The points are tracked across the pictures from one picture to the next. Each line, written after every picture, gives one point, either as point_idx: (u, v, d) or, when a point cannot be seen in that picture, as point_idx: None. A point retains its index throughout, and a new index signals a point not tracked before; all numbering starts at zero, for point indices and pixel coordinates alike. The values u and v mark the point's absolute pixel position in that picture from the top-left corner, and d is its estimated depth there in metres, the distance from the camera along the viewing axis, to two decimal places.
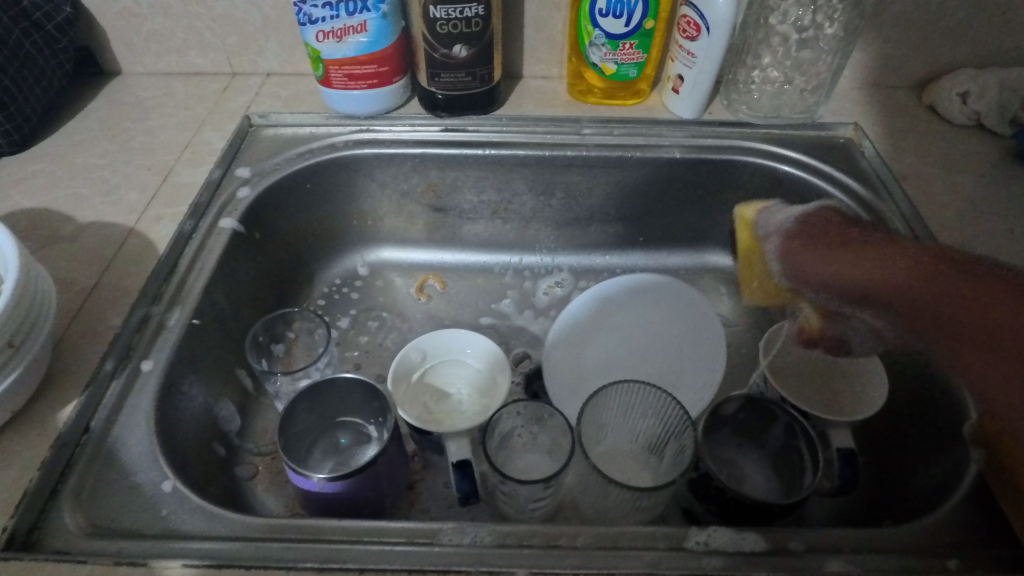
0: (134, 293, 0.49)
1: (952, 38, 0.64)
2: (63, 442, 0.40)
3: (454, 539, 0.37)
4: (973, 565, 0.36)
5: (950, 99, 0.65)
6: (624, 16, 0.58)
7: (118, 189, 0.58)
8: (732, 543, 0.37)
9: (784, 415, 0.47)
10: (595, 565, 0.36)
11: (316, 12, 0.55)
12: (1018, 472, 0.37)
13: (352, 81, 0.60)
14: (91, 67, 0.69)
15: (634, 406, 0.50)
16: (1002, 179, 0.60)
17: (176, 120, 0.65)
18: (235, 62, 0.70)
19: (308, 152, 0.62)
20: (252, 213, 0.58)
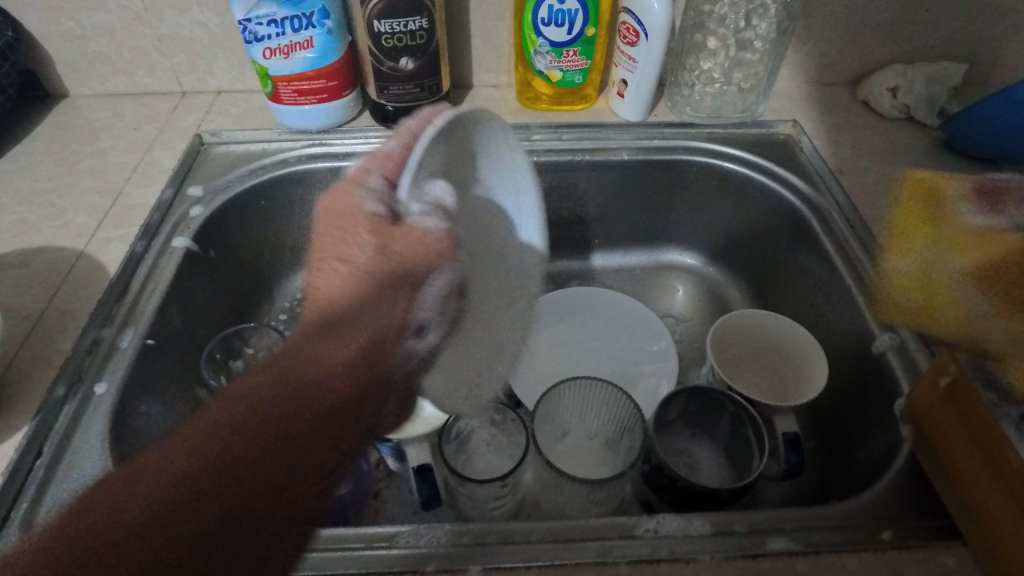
0: (85, 317, 0.48)
1: (880, 36, 0.67)
2: (14, 469, 0.40)
3: (411, 541, 0.38)
4: (906, 535, 0.38)
5: (881, 94, 0.67)
6: (565, 25, 0.59)
7: (67, 212, 0.57)
8: (680, 528, 0.38)
9: (731, 404, 0.49)
10: (548, 558, 0.37)
11: (261, 29, 0.55)
12: (947, 451, 0.38)
13: (301, 96, 0.61)
14: (36, 90, 0.69)
15: (589, 404, 0.52)
16: (931, 169, 0.63)
17: (126, 141, 0.65)
18: (184, 81, 0.70)
19: (260, 168, 0.62)
20: (205, 231, 0.58)
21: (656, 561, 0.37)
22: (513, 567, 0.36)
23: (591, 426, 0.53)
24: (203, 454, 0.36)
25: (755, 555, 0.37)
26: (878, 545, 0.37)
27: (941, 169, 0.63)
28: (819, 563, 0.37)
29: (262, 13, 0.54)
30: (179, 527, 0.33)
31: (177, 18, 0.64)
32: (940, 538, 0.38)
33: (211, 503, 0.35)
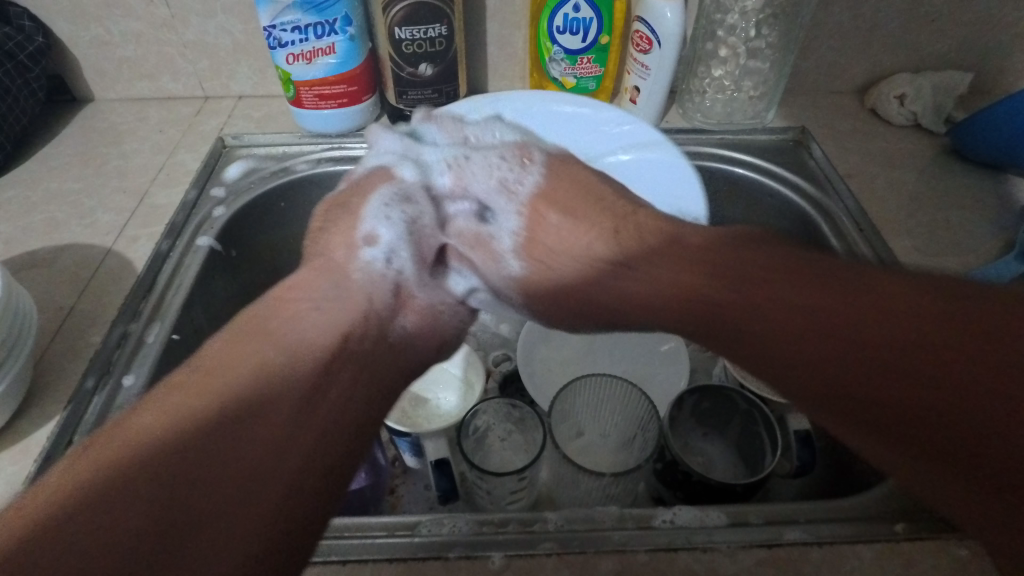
0: (113, 312, 0.50)
1: (887, 46, 0.68)
2: (47, 457, 0.41)
3: (434, 529, 0.38)
4: (918, 527, 0.39)
5: (889, 101, 0.69)
6: (580, 33, 0.61)
7: (94, 212, 0.59)
8: (695, 519, 0.39)
9: (744, 402, 0.50)
10: (569, 546, 0.38)
11: (285, 36, 0.57)
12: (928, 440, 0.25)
13: (322, 101, 0.62)
14: (63, 94, 0.71)
15: (603, 402, 0.53)
16: (938, 174, 0.64)
17: (150, 144, 0.67)
18: (207, 86, 0.71)
19: (282, 170, 0.64)
20: (228, 231, 0.59)
21: (674, 550, 0.38)
22: (534, 554, 0.37)
23: (604, 424, 0.54)
24: (221, 407, 0.31)
25: (769, 545, 0.38)
26: (891, 537, 0.38)
27: (947, 175, 0.64)
28: (833, 553, 0.38)
29: (287, 20, 0.56)
30: (205, 492, 0.27)
31: (203, 25, 0.65)
32: (953, 531, 0.39)
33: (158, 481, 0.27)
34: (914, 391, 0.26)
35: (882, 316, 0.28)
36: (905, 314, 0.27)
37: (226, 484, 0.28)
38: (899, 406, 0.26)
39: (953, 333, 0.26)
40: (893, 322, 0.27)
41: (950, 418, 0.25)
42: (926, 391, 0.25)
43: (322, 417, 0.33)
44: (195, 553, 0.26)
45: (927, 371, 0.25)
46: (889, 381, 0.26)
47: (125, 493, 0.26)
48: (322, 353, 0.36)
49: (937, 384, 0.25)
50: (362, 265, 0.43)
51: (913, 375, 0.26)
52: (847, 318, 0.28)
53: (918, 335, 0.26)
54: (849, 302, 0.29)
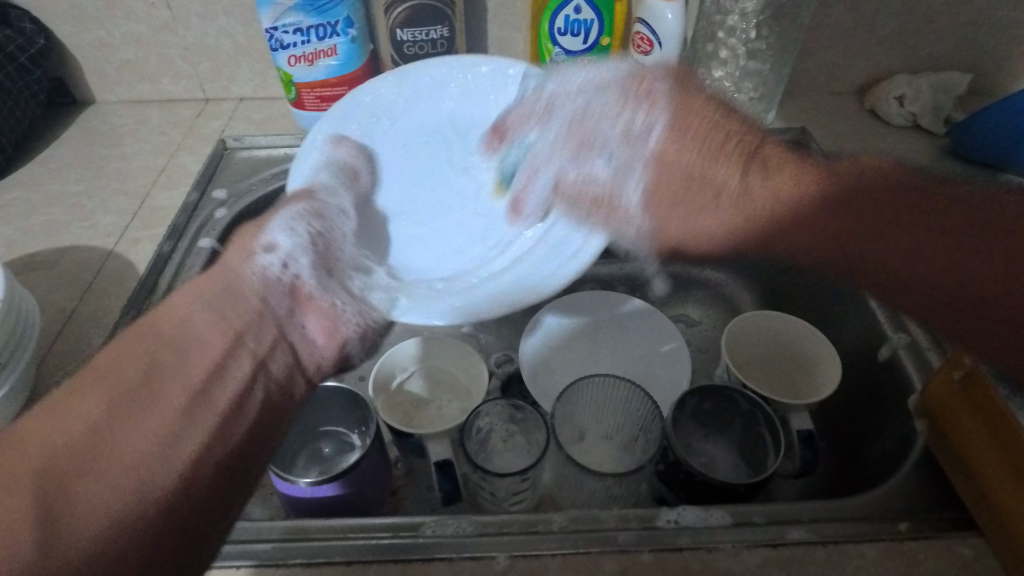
0: (115, 314, 0.50)
1: (886, 47, 0.69)
2: None
3: (438, 530, 0.38)
4: (921, 526, 0.39)
5: (888, 102, 0.69)
6: (581, 34, 0.61)
7: (95, 214, 0.59)
8: (700, 519, 0.39)
9: (745, 402, 0.50)
10: (573, 546, 0.38)
11: (287, 37, 0.57)
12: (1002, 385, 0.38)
13: (323, 103, 0.62)
14: (64, 97, 0.71)
15: (605, 404, 0.53)
16: (938, 174, 0.64)
17: (151, 146, 0.67)
18: (208, 88, 0.71)
19: (283, 172, 0.64)
20: (229, 232, 0.59)
21: (679, 550, 0.38)
22: (539, 555, 0.37)
23: (607, 425, 0.54)
24: (105, 409, 0.31)
25: (773, 545, 0.38)
26: (895, 536, 0.38)
27: (947, 175, 0.64)
28: (837, 552, 0.38)
29: (289, 22, 0.56)
30: (95, 476, 0.29)
31: (204, 28, 0.65)
32: (955, 529, 0.39)
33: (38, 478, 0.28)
34: (954, 284, 0.38)
35: (958, 230, 0.39)
36: (936, 224, 0.40)
37: (154, 503, 0.30)
38: (966, 279, 0.38)
39: (946, 208, 0.40)
40: (907, 269, 0.40)
41: (946, 280, 0.39)
42: (881, 264, 0.41)
43: (255, 423, 0.36)
44: (88, 496, 0.28)
45: (979, 261, 0.38)
46: (876, 278, 0.41)
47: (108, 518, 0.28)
48: (219, 353, 0.37)
49: (971, 273, 0.38)
50: (257, 269, 0.43)
51: (992, 271, 0.38)
52: (949, 226, 0.39)
53: (908, 243, 0.40)
54: (869, 239, 0.41)
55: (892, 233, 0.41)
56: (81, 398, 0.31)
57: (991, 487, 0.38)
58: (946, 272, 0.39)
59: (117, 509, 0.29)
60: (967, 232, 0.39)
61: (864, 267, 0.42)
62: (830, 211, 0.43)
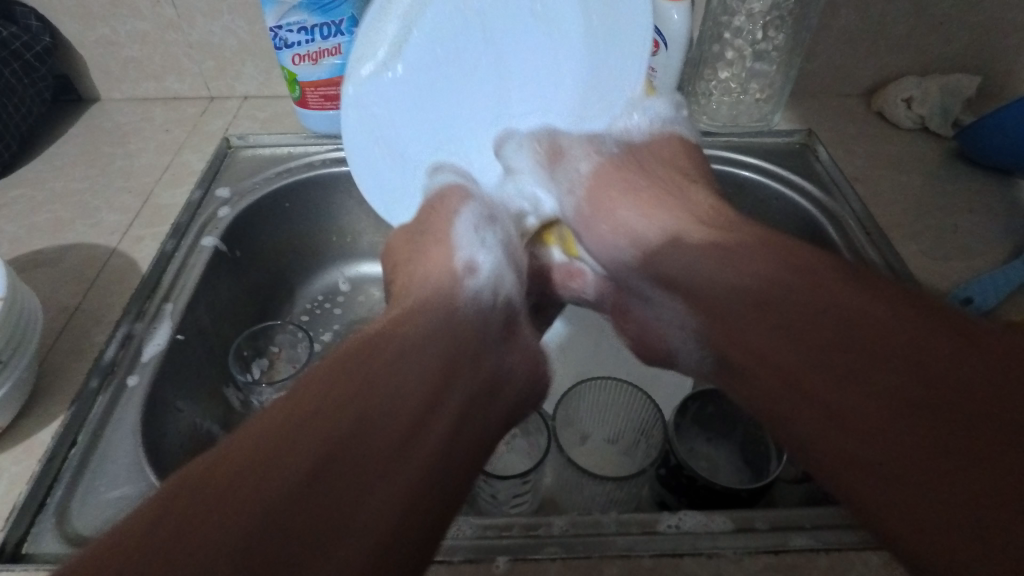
0: (117, 312, 0.50)
1: (894, 49, 0.68)
2: (51, 456, 0.41)
3: (437, 532, 0.38)
4: None
5: (896, 105, 0.69)
6: None
7: (99, 211, 0.59)
8: (701, 524, 0.39)
9: (747, 406, 0.50)
10: (572, 550, 0.37)
11: (291, 36, 0.57)
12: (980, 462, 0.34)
13: (328, 102, 0.62)
14: (69, 94, 0.71)
15: (607, 407, 0.53)
16: (945, 178, 0.64)
17: (155, 144, 0.67)
18: (212, 86, 0.71)
19: (286, 171, 0.64)
20: (232, 231, 0.59)
21: (679, 556, 0.37)
22: (538, 559, 0.37)
23: (608, 429, 0.53)
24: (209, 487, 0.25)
25: (775, 551, 0.37)
26: None
27: (955, 178, 0.64)
28: (839, 560, 0.37)
29: (292, 20, 0.56)
30: (355, 481, 0.27)
31: (208, 26, 0.65)
32: None
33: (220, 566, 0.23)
34: (907, 413, 0.30)
35: (902, 363, 0.31)
36: (874, 373, 0.32)
37: (359, 414, 0.29)
38: (851, 422, 0.31)
39: (964, 391, 0.29)
40: (812, 371, 0.34)
41: (885, 435, 0.30)
42: (873, 392, 0.31)
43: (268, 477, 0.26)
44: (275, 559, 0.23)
45: (905, 408, 0.30)
46: (829, 406, 0.33)
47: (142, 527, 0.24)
48: None
49: (889, 389, 0.31)
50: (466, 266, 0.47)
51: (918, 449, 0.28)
52: (880, 372, 0.31)
53: (809, 360, 0.35)
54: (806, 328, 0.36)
55: (853, 369, 0.32)
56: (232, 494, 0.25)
57: None
58: (873, 436, 0.30)
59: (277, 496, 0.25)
60: (919, 336, 0.32)
61: (733, 356, 0.40)
62: (825, 319, 0.35)
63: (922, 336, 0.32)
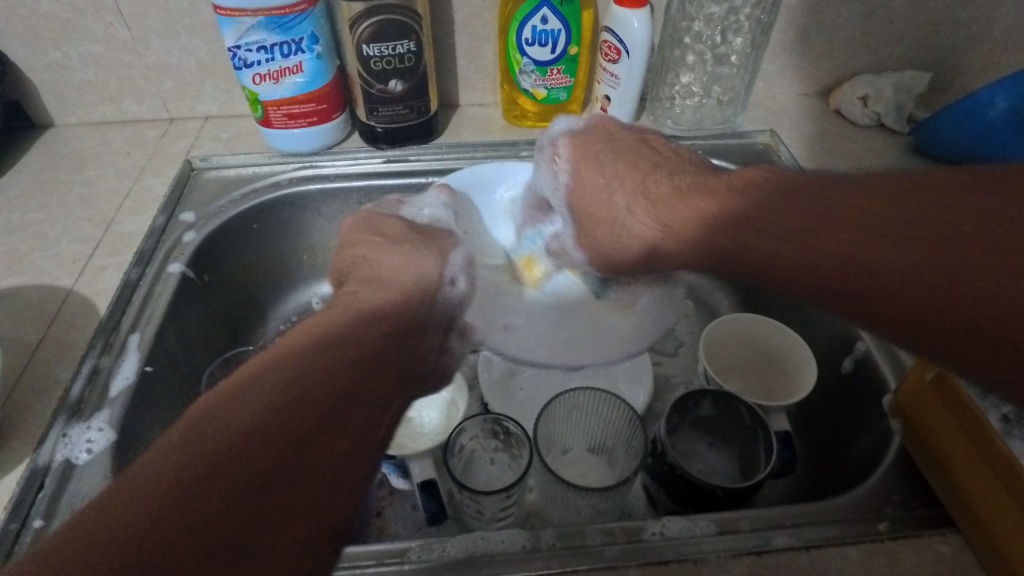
0: (83, 347, 0.49)
1: (849, 49, 0.70)
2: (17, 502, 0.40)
3: (423, 555, 0.38)
4: (900, 525, 0.40)
5: (852, 103, 0.70)
6: (549, 44, 0.61)
7: (59, 241, 0.57)
8: (685, 529, 0.39)
9: (741, 407, 0.51)
10: (560, 565, 0.38)
11: (251, 56, 0.56)
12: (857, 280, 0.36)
13: (292, 120, 0.62)
14: (22, 120, 0.69)
15: (585, 413, 0.53)
16: (903, 172, 0.66)
17: (115, 168, 0.65)
18: (172, 107, 0.70)
19: (252, 192, 0.63)
20: (200, 256, 0.58)
21: (665, 563, 0.38)
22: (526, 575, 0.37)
23: (589, 436, 0.54)
24: (293, 404, 0.33)
25: (758, 551, 0.38)
26: (876, 537, 0.39)
27: (912, 173, 0.66)
28: (819, 556, 0.38)
29: (251, 40, 0.55)
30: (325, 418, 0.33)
31: (165, 46, 0.64)
32: (932, 528, 0.40)
33: (292, 412, 0.32)
34: (938, 283, 0.33)
35: (853, 220, 0.37)
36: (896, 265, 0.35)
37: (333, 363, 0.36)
38: (862, 272, 0.36)
39: (865, 200, 0.37)
40: (859, 259, 0.36)
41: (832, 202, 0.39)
42: (931, 281, 0.33)
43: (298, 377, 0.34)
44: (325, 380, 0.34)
45: (905, 258, 0.34)
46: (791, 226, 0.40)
47: (220, 438, 0.30)
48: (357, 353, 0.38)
49: (899, 263, 0.34)
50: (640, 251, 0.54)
51: (855, 257, 0.36)
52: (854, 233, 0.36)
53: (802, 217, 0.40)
54: (769, 236, 0.41)
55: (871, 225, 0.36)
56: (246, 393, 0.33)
57: (963, 484, 0.38)
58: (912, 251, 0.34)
59: (303, 502, 0.30)
60: (772, 207, 0.42)
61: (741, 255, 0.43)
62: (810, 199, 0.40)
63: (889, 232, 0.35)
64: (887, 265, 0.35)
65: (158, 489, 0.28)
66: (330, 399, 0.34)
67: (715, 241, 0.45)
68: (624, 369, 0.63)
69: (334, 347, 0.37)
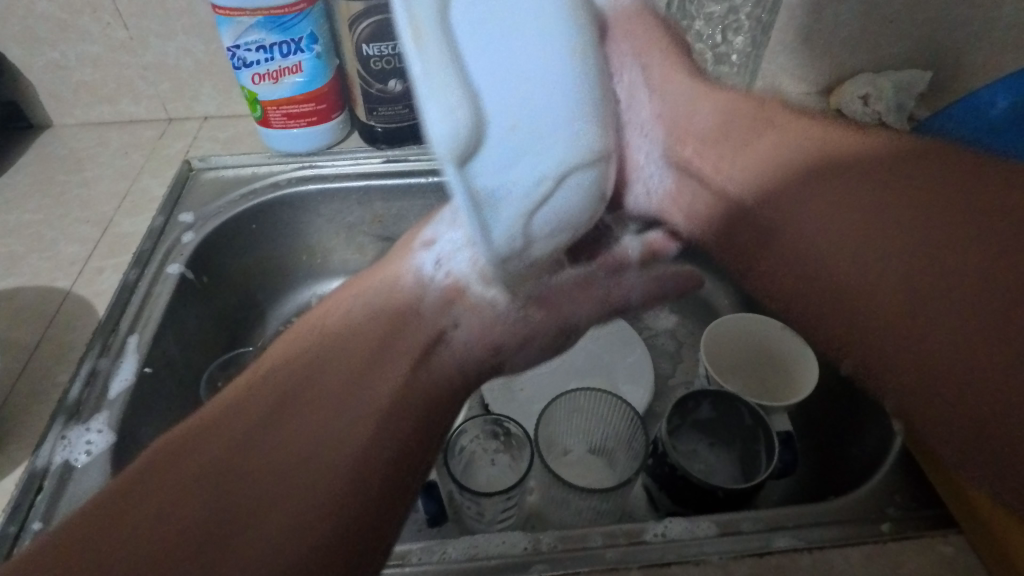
0: (81, 348, 0.48)
1: (849, 48, 0.70)
2: (15, 505, 0.40)
3: (423, 558, 0.38)
4: (902, 526, 0.40)
5: (852, 102, 0.70)
6: None
7: (57, 243, 0.57)
8: (687, 530, 0.39)
9: (743, 408, 0.51)
10: (560, 567, 0.37)
11: (250, 56, 0.56)
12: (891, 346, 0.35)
13: (290, 120, 0.61)
14: (20, 121, 0.68)
15: (586, 414, 0.53)
16: None
17: (113, 169, 0.65)
18: (170, 108, 0.70)
19: (251, 192, 0.63)
20: (198, 257, 0.58)
21: (667, 564, 0.38)
22: None
23: (590, 437, 0.54)
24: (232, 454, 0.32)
25: (760, 553, 0.38)
26: (878, 538, 0.39)
27: None
28: (821, 558, 0.38)
29: (250, 40, 0.55)
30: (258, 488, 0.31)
31: (163, 46, 0.64)
32: (934, 529, 0.40)
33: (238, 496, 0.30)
34: (955, 298, 0.33)
35: (924, 268, 0.35)
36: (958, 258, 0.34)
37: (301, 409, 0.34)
38: (914, 310, 0.34)
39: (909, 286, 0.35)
40: (924, 312, 0.34)
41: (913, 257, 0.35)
42: (930, 306, 0.34)
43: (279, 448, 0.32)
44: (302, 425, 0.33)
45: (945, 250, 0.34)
46: (918, 250, 0.35)
47: (192, 499, 0.30)
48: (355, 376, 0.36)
49: (961, 309, 0.33)
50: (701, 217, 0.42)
51: (963, 276, 0.33)
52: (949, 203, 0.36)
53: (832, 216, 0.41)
54: (859, 261, 0.38)
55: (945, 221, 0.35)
56: (203, 444, 0.32)
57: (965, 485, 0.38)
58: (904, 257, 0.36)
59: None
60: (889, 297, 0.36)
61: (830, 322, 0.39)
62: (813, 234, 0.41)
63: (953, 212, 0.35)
64: (919, 303, 0.34)
65: (180, 526, 0.29)
66: (275, 472, 0.31)
67: (844, 240, 0.39)
68: (624, 369, 0.63)
69: (316, 406, 0.34)
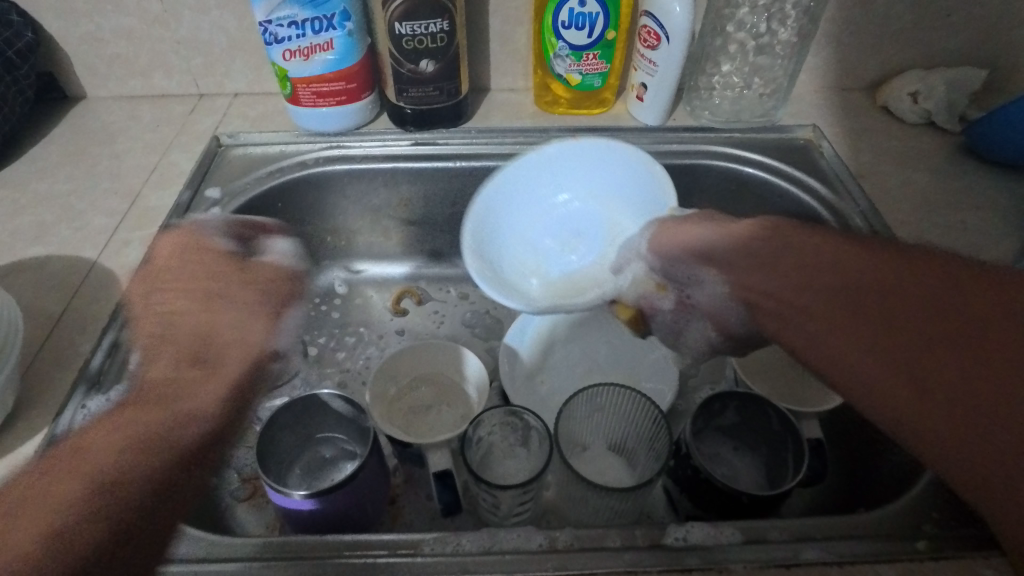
0: (105, 319, 0.48)
1: (900, 42, 0.67)
2: (35, 472, 0.40)
3: (437, 548, 0.37)
4: (939, 544, 0.38)
5: (901, 99, 0.67)
6: (586, 28, 0.59)
7: (86, 214, 0.57)
8: (710, 536, 0.38)
9: (773, 413, 0.49)
10: (577, 565, 0.36)
11: (282, 31, 0.55)
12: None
13: (320, 99, 0.61)
14: (54, 92, 0.69)
15: (608, 410, 0.52)
16: (952, 173, 0.62)
17: (143, 143, 0.65)
18: (201, 84, 0.69)
19: (278, 171, 0.62)
20: (223, 234, 0.58)
21: (688, 570, 0.36)
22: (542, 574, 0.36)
23: (611, 434, 0.53)
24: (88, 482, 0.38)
25: (786, 563, 0.36)
26: (914, 556, 0.37)
27: (961, 175, 0.62)
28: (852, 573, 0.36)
29: (282, 15, 0.54)
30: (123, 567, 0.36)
31: (196, 21, 0.64)
32: (972, 548, 0.37)
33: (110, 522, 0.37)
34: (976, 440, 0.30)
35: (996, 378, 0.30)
36: (910, 296, 0.35)
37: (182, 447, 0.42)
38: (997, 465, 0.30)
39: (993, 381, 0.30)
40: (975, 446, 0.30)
41: (935, 385, 0.32)
42: (924, 371, 0.33)
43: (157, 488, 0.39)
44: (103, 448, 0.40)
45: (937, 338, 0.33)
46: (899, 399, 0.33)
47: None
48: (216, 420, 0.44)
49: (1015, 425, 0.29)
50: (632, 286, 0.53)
51: (1006, 434, 0.29)
52: (862, 332, 0.35)
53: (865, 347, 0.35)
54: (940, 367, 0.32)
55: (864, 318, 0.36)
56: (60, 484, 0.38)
57: None
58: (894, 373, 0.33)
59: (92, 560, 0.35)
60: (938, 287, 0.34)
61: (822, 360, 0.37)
62: (859, 288, 0.37)
63: (933, 264, 0.35)
64: (962, 403, 0.31)
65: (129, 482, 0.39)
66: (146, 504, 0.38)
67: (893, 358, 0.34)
68: (647, 366, 0.61)
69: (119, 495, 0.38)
